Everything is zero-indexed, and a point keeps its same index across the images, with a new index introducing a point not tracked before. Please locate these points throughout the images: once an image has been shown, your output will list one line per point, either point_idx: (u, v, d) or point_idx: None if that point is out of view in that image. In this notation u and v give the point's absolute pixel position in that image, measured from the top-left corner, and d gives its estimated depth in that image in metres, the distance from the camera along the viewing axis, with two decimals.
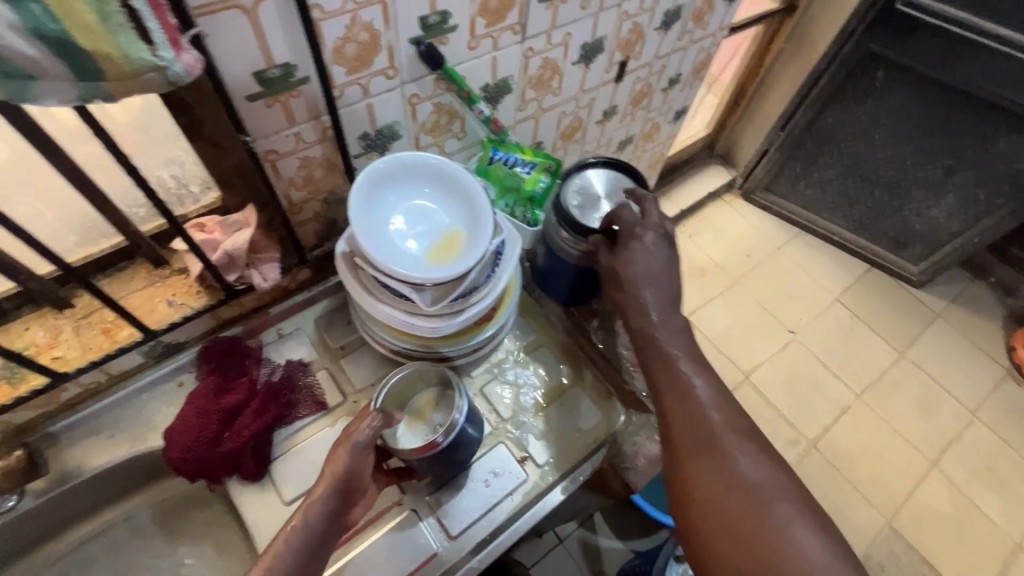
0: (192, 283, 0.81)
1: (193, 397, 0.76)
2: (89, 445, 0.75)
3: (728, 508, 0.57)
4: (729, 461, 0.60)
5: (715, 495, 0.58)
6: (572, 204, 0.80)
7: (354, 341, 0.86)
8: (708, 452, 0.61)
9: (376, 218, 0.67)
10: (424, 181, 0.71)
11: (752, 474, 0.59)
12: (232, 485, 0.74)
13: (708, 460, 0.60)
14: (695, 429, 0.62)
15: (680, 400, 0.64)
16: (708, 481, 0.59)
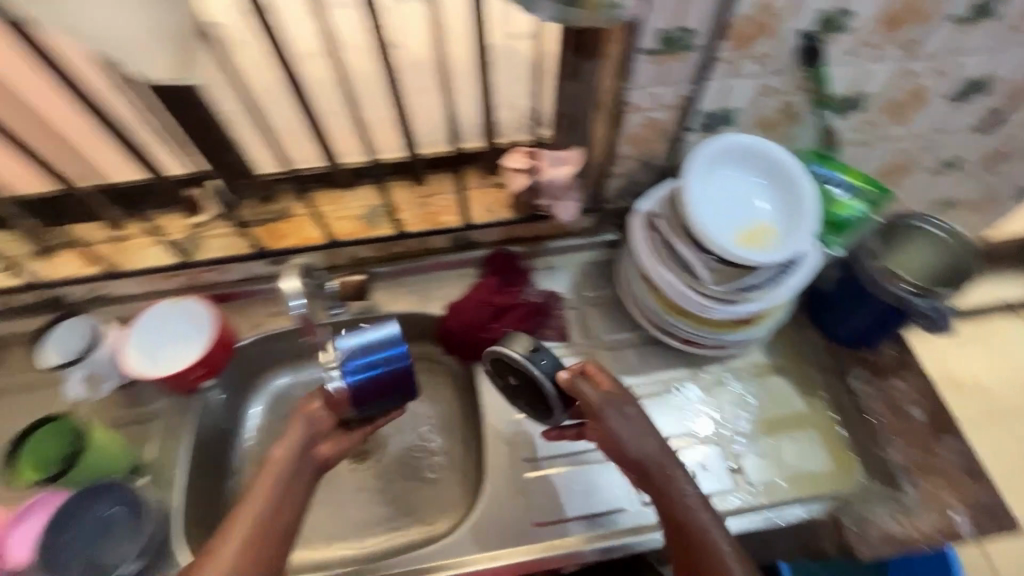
0: (506, 197, 0.92)
1: (478, 287, 0.90)
2: (388, 294, 0.93)
3: (695, 546, 0.60)
4: (688, 495, 0.62)
5: (682, 534, 0.61)
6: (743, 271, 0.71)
7: (607, 296, 0.93)
8: (662, 492, 0.63)
9: (702, 187, 0.70)
10: (753, 169, 0.72)
11: (717, 523, 0.61)
12: (479, 367, 0.88)
13: (670, 506, 0.62)
14: (652, 492, 0.64)
15: (645, 469, 0.64)
16: (668, 522, 0.62)
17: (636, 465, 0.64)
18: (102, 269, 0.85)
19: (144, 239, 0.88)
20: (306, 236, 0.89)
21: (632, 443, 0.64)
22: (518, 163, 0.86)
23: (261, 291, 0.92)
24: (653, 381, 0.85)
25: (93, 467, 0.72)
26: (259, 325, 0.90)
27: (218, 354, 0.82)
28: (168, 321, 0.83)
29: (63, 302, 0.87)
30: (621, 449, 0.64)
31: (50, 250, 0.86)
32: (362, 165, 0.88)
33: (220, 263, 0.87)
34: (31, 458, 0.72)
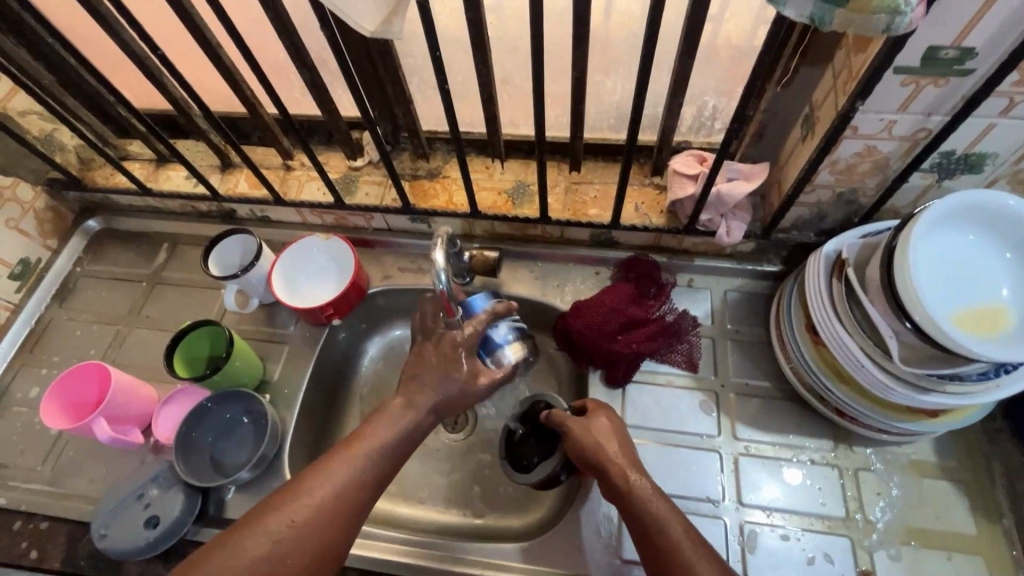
0: (662, 202, 0.84)
1: (608, 292, 0.83)
2: (515, 275, 0.90)
3: (646, 534, 0.56)
4: (660, 511, 0.57)
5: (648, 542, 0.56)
6: (841, 294, 0.66)
7: (751, 333, 0.82)
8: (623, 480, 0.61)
9: (924, 245, 0.58)
10: (995, 238, 0.58)
11: (664, 505, 0.58)
12: (593, 377, 0.81)
13: (630, 507, 0.59)
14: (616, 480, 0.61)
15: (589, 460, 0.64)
16: (631, 518, 0.58)
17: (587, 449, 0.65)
18: (268, 193, 0.91)
19: (309, 171, 0.93)
20: (451, 200, 0.88)
21: (582, 426, 0.67)
22: (690, 167, 0.78)
23: (399, 244, 0.93)
24: (783, 445, 0.74)
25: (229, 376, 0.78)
26: (390, 276, 0.92)
27: (349, 296, 0.85)
28: (313, 255, 0.88)
29: (234, 217, 0.98)
30: (589, 438, 0.65)
31: (231, 168, 0.95)
32: (525, 139, 0.86)
33: (368, 210, 0.89)
34: (181, 355, 0.79)
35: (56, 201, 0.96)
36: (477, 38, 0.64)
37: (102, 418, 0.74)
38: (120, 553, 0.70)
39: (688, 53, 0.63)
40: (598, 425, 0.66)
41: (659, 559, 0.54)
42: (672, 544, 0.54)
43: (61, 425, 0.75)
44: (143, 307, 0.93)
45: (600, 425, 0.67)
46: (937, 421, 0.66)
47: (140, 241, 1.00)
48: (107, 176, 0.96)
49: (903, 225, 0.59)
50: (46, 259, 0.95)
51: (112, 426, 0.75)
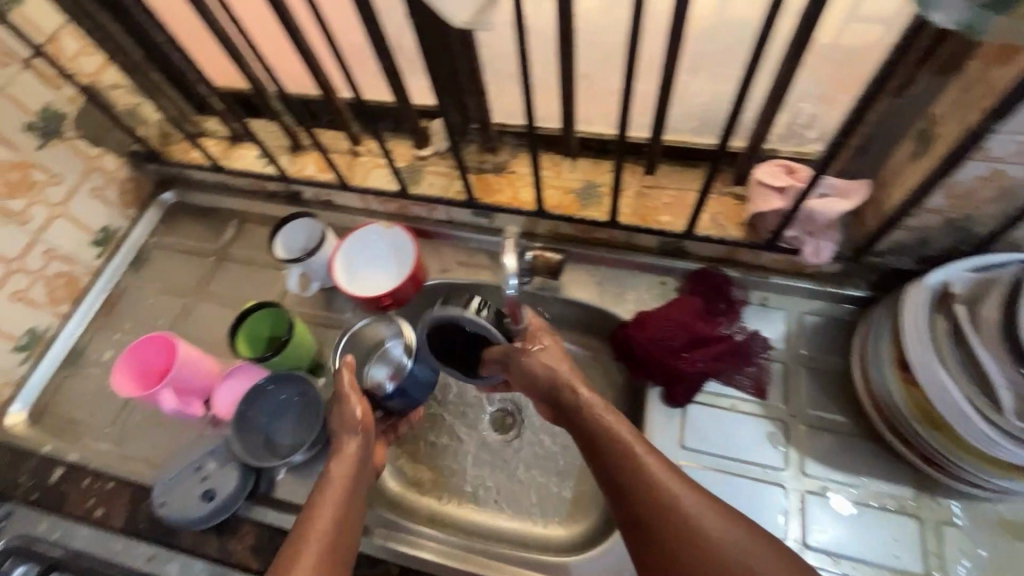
0: (741, 213, 0.79)
1: (676, 305, 0.78)
2: (575, 279, 0.87)
3: (676, 518, 0.56)
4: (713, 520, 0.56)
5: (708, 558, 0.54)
6: (943, 333, 0.60)
7: (828, 362, 0.76)
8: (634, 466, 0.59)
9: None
10: None
11: (690, 488, 0.58)
12: (651, 393, 0.77)
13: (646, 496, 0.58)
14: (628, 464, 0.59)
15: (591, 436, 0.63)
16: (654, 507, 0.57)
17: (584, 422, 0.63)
18: (335, 178, 0.91)
19: (375, 158, 0.93)
20: (517, 196, 0.86)
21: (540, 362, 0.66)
22: (777, 179, 0.72)
23: (459, 237, 0.92)
24: (857, 487, 0.69)
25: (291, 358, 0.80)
26: (447, 269, 0.91)
27: (407, 288, 0.84)
28: (374, 243, 0.87)
29: (300, 199, 0.99)
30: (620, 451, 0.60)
31: (300, 150, 0.95)
32: (598, 138, 0.82)
33: (431, 201, 0.88)
34: (245, 332, 0.80)
35: (136, 172, 1.00)
36: (564, 30, 0.61)
37: (169, 389, 0.77)
38: (178, 521, 0.72)
39: (796, 55, 0.58)
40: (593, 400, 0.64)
41: (691, 539, 0.55)
42: (700, 526, 0.56)
43: (131, 392, 0.78)
44: (210, 281, 0.96)
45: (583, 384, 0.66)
46: None
47: (210, 216, 1.02)
48: (184, 151, 0.99)
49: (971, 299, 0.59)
50: (124, 228, 0.99)
51: (178, 397, 0.78)
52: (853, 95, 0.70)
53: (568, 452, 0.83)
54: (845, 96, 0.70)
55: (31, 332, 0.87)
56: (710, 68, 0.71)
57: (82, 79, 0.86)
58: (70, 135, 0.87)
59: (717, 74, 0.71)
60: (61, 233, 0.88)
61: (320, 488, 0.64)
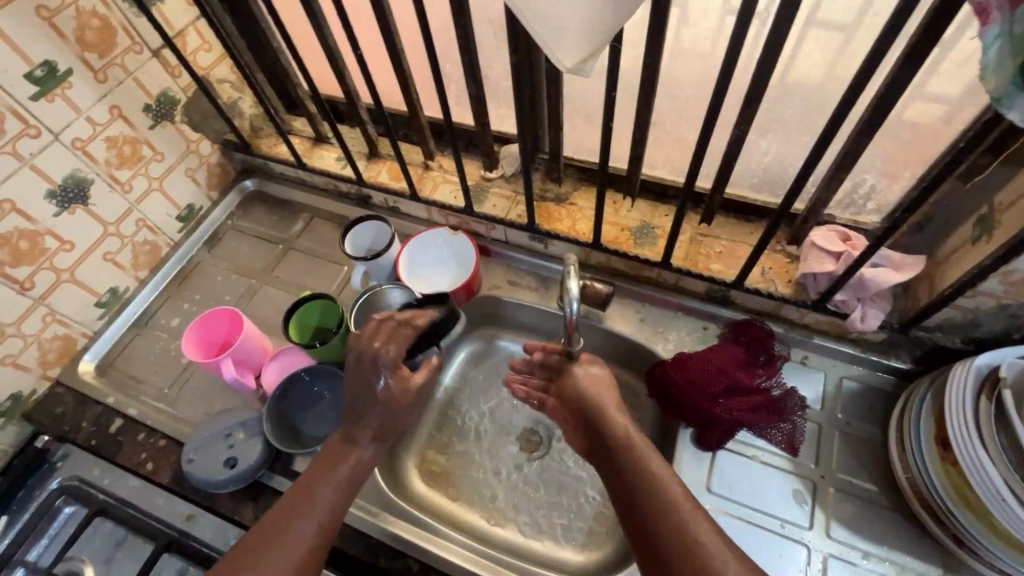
0: (791, 271, 0.81)
1: (716, 352, 0.80)
2: (620, 312, 0.90)
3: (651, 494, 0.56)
4: (694, 521, 0.53)
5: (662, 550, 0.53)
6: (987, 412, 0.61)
7: (863, 429, 0.77)
8: (646, 486, 0.57)
9: None
10: None
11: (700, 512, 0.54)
12: (683, 435, 0.79)
13: (652, 517, 0.55)
14: (640, 484, 0.57)
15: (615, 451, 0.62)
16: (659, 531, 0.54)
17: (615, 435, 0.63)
18: (406, 187, 0.98)
19: (445, 173, 0.99)
20: (574, 227, 0.90)
21: (582, 387, 0.69)
22: (831, 244, 0.75)
23: (513, 257, 0.96)
24: (885, 561, 0.68)
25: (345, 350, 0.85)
26: (498, 286, 0.95)
27: (460, 295, 0.90)
28: (438, 245, 0.93)
29: (368, 203, 1.05)
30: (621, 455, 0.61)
31: (377, 157, 1.02)
32: (659, 182, 0.87)
33: (492, 220, 0.93)
34: (318, 323, 0.87)
35: (225, 159, 1.08)
36: (648, 82, 0.66)
37: (229, 359, 0.81)
38: (201, 482, 0.76)
39: (867, 130, 0.61)
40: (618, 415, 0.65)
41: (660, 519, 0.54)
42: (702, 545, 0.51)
43: (193, 356, 0.83)
44: (276, 267, 1.03)
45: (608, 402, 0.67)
46: None
47: (285, 207, 1.10)
48: (271, 145, 1.07)
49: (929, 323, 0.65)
50: (206, 208, 1.07)
51: (236, 367, 0.83)
52: (916, 173, 0.72)
53: (592, 479, 0.84)
54: (909, 172, 0.72)
55: (112, 291, 0.95)
56: (778, 131, 0.74)
57: (197, 72, 0.95)
58: (177, 119, 0.96)
59: (784, 137, 0.74)
60: (154, 204, 0.96)
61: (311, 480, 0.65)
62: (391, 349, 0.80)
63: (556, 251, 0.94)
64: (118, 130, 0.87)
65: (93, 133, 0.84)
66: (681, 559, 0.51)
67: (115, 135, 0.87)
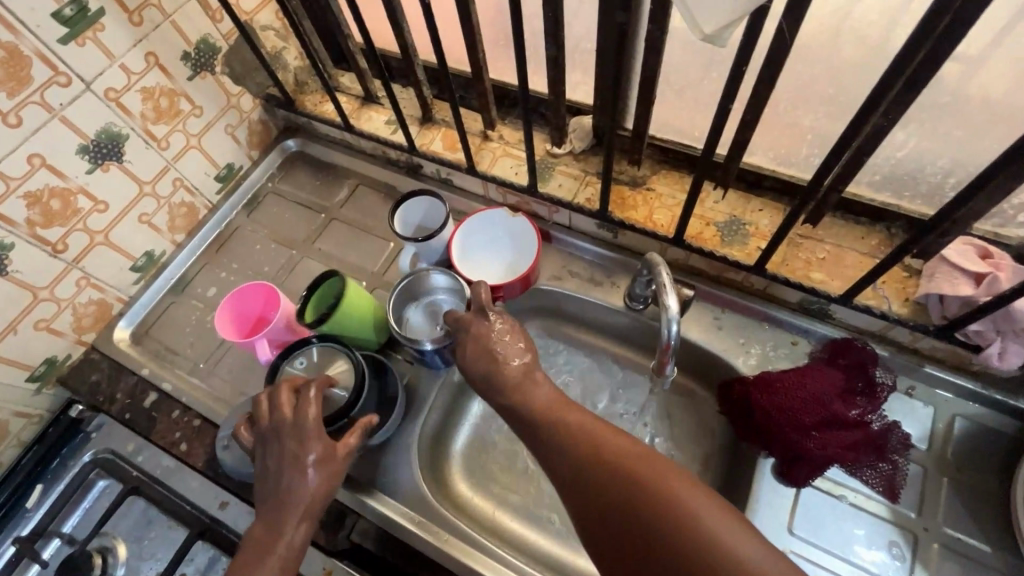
0: (910, 289, 0.69)
1: (812, 376, 0.70)
2: (696, 317, 0.79)
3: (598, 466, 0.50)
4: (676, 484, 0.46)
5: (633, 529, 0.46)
6: None
7: (979, 478, 0.66)
8: (638, 498, 0.47)
9: None
10: None
11: (707, 504, 0.45)
12: (763, 465, 0.69)
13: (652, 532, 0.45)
14: (638, 498, 0.47)
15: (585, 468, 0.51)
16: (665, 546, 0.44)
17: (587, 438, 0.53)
18: (462, 159, 0.88)
19: (506, 146, 0.88)
20: (651, 217, 0.79)
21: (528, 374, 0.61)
22: (966, 261, 0.63)
23: (576, 245, 0.86)
24: None
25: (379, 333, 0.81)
26: (558, 277, 0.85)
27: (516, 287, 0.81)
28: (495, 225, 0.84)
29: (418, 172, 0.96)
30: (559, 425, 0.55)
31: (431, 123, 0.92)
32: (757, 171, 0.75)
33: (557, 202, 0.83)
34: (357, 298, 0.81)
35: (267, 115, 1.00)
36: (777, 54, 0.53)
37: (265, 340, 0.76)
38: (237, 471, 0.72)
39: None
40: (583, 416, 0.55)
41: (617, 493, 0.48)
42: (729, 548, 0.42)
43: (227, 335, 0.78)
44: (317, 237, 0.95)
45: (567, 410, 0.56)
46: None
47: (327, 171, 1.02)
48: (316, 103, 0.98)
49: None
50: (246, 168, 1.00)
51: (273, 347, 0.78)
52: None
53: None
54: None
55: (149, 255, 0.89)
56: (922, 121, 0.61)
57: (240, 16, 0.86)
58: (217, 70, 0.87)
59: (930, 129, 0.61)
60: (192, 163, 0.89)
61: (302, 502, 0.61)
62: (430, 346, 0.71)
63: (626, 242, 0.83)
64: (154, 81, 0.79)
65: (127, 82, 0.76)
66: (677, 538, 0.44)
67: (151, 86, 0.79)
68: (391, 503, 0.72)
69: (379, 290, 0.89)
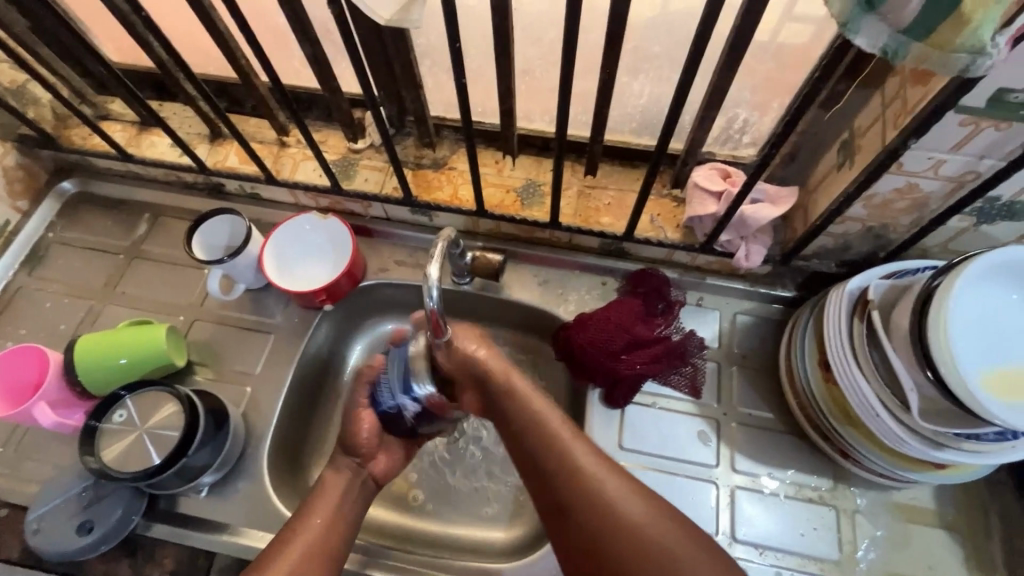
0: (679, 216, 0.80)
1: (616, 307, 0.78)
2: (517, 279, 0.85)
3: (527, 424, 0.57)
4: (582, 455, 0.54)
5: (552, 486, 0.54)
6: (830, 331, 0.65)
7: (758, 359, 0.79)
8: (568, 473, 0.53)
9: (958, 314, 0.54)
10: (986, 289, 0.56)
11: (623, 486, 0.52)
12: (592, 396, 0.77)
13: (581, 505, 0.52)
14: (552, 461, 0.54)
15: (533, 448, 0.56)
16: (587, 516, 0.51)
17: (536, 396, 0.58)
18: (260, 170, 0.85)
19: (305, 149, 0.87)
20: (456, 194, 0.83)
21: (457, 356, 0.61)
22: (711, 183, 0.73)
23: (397, 235, 0.88)
24: (785, 481, 0.72)
25: (181, 357, 0.78)
26: (385, 269, 0.86)
27: (342, 286, 0.80)
28: (306, 231, 0.83)
29: (222, 192, 0.91)
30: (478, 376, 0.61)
31: (221, 138, 0.88)
32: (539, 135, 0.81)
33: (366, 197, 0.84)
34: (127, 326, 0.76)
35: (27, 159, 0.89)
36: (500, 27, 0.58)
37: (43, 403, 0.69)
38: (58, 556, 0.65)
39: (730, 65, 0.58)
40: (516, 387, 0.60)
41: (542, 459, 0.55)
42: (645, 529, 0.49)
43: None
44: (120, 282, 0.87)
45: (519, 393, 0.60)
46: (934, 473, 0.64)
47: (119, 209, 0.92)
48: (84, 136, 0.89)
49: (949, 270, 0.56)
50: (15, 222, 0.88)
51: (56, 410, 0.71)
52: (784, 103, 0.71)
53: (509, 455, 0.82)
54: (777, 103, 0.71)
55: None
56: (649, 71, 0.70)
57: None
58: None
59: (653, 77, 0.70)
60: None
61: (295, 518, 0.61)
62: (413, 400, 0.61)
63: (442, 222, 0.87)
64: None
65: None
66: (587, 504, 0.51)
67: None
68: (250, 533, 0.70)
69: (201, 323, 0.84)
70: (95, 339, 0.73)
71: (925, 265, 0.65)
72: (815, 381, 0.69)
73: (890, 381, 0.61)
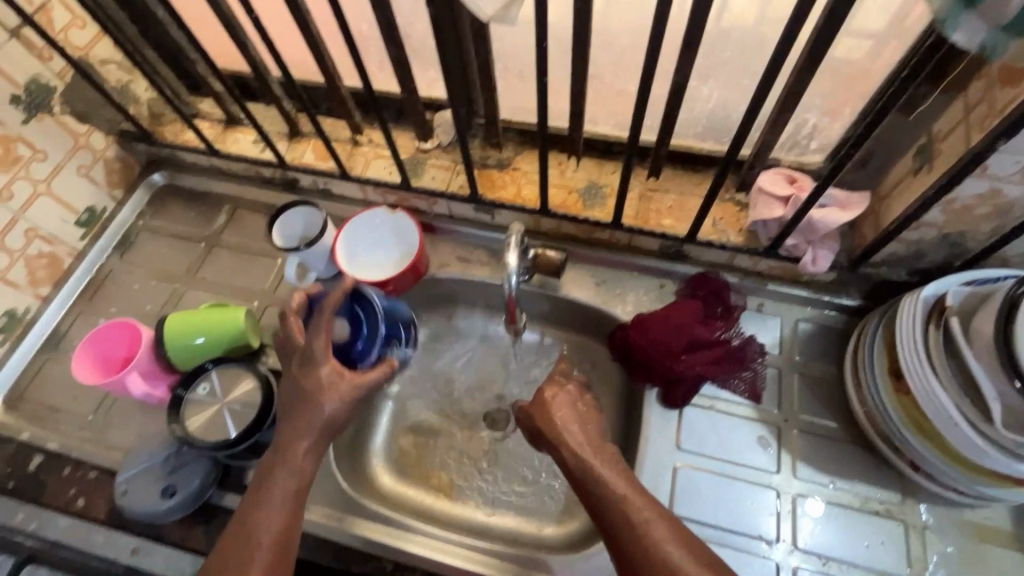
0: (743, 220, 0.80)
1: (676, 307, 0.79)
2: (575, 278, 0.86)
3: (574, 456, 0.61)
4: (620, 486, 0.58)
5: (599, 515, 0.58)
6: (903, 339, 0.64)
7: (821, 367, 0.78)
8: (610, 504, 0.57)
9: None
10: None
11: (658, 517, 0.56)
12: (649, 395, 0.78)
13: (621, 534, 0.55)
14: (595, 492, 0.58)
15: (582, 482, 0.60)
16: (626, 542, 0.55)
17: (564, 421, 0.64)
18: (335, 167, 0.90)
19: (377, 148, 0.91)
20: (520, 194, 0.85)
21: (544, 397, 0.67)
22: (778, 187, 0.73)
23: (459, 232, 0.91)
24: (848, 491, 0.70)
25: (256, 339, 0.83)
26: (446, 265, 0.89)
27: (408, 278, 0.84)
28: (376, 224, 0.87)
29: (296, 187, 0.96)
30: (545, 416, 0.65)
31: (299, 136, 0.93)
32: (604, 138, 0.83)
33: (433, 194, 0.87)
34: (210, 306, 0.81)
35: (125, 152, 0.96)
36: (581, 29, 0.61)
37: (135, 374, 0.75)
38: (141, 514, 0.70)
39: (808, 67, 0.59)
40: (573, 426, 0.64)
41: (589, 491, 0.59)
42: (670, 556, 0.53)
43: (93, 380, 0.76)
44: (201, 268, 0.93)
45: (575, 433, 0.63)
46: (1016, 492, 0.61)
47: (202, 201, 0.99)
48: (176, 132, 0.96)
49: None
50: (111, 209, 0.96)
51: (146, 380, 0.77)
52: (857, 109, 0.70)
53: None
54: (849, 109, 0.71)
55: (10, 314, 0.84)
56: (720, 76, 0.71)
57: (72, 53, 0.82)
58: (57, 109, 0.83)
59: (724, 82, 0.72)
60: (44, 212, 0.85)
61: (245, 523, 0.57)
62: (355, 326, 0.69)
63: (503, 221, 0.89)
64: None
65: None
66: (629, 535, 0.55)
67: None
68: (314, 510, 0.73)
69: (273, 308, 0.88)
70: (182, 316, 0.77)
71: (1007, 274, 0.63)
72: (885, 390, 0.68)
73: (969, 392, 0.59)
